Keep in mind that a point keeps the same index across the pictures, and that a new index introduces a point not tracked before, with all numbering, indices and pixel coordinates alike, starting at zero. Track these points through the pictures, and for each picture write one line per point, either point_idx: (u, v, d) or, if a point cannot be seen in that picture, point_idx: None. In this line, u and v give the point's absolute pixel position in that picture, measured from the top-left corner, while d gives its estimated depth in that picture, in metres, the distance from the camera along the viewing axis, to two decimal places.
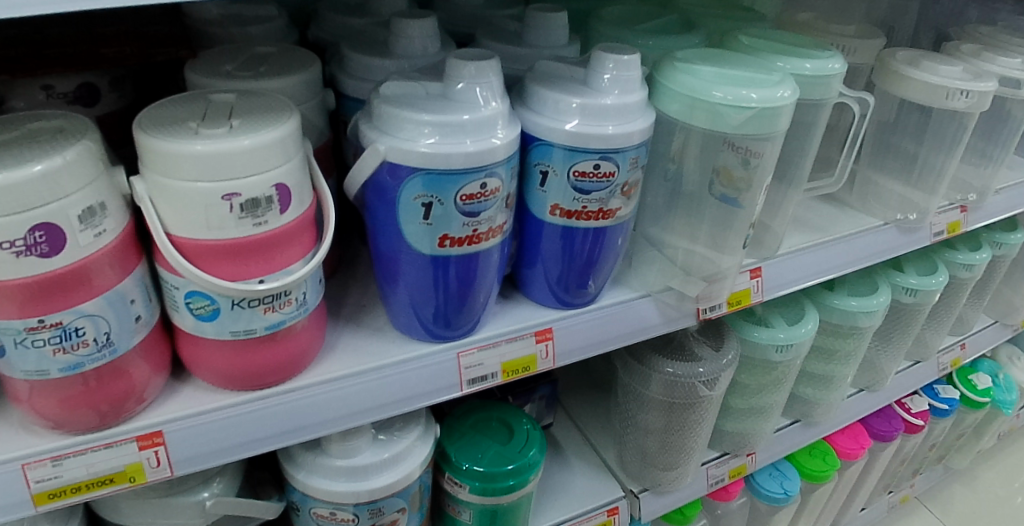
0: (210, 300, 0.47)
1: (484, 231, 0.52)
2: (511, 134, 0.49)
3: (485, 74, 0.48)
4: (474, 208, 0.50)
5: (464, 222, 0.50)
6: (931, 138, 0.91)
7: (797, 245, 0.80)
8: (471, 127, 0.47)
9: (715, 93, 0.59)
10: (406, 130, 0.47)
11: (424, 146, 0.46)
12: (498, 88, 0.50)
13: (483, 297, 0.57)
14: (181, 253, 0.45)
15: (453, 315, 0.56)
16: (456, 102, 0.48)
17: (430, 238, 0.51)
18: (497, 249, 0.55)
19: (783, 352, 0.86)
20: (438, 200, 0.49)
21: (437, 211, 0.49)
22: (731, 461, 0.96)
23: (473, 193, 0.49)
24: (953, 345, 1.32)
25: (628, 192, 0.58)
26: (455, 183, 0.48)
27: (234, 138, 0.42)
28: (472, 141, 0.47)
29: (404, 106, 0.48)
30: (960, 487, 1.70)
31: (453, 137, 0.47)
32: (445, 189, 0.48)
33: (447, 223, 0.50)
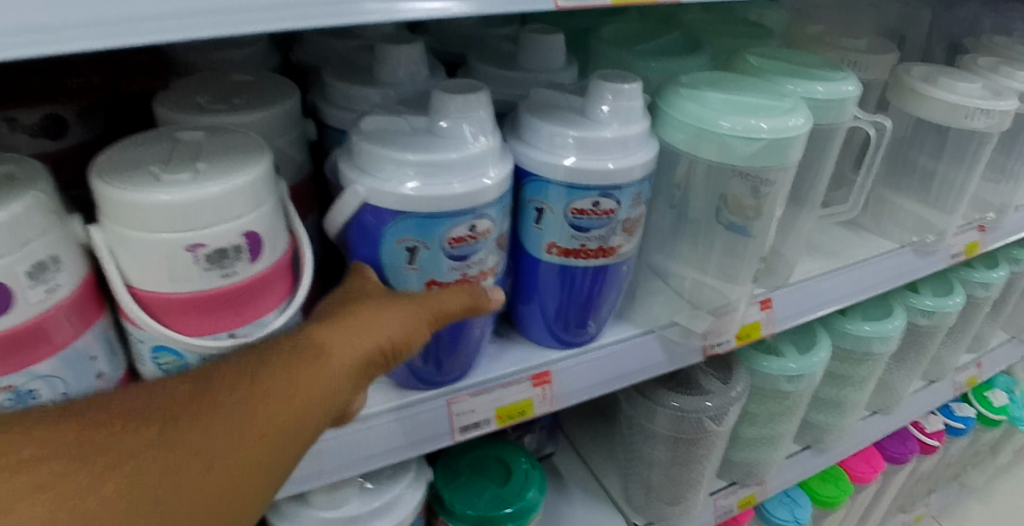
0: (177, 356, 0.43)
1: (476, 274, 0.48)
2: (505, 172, 0.46)
3: (473, 108, 0.45)
4: (463, 251, 0.46)
5: (452, 266, 0.47)
6: (949, 156, 0.87)
7: (809, 272, 0.76)
8: (459, 168, 0.44)
9: (722, 123, 0.55)
10: (388, 171, 0.44)
11: (407, 189, 0.43)
12: (488, 122, 0.46)
13: (478, 330, 0.52)
14: (144, 308, 0.41)
15: (444, 361, 0.52)
16: (442, 139, 0.45)
17: (416, 283, 0.48)
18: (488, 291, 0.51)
19: (794, 382, 0.81)
20: (424, 245, 0.45)
21: (423, 255, 0.46)
22: (739, 491, 0.91)
23: (462, 236, 0.46)
24: (969, 364, 1.28)
25: (630, 228, 0.54)
26: (443, 227, 0.44)
27: (200, 186, 0.39)
28: (460, 182, 0.44)
29: (386, 143, 0.44)
30: (976, 504, 1.65)
31: (440, 179, 0.43)
32: (432, 233, 0.45)
33: (435, 267, 0.47)
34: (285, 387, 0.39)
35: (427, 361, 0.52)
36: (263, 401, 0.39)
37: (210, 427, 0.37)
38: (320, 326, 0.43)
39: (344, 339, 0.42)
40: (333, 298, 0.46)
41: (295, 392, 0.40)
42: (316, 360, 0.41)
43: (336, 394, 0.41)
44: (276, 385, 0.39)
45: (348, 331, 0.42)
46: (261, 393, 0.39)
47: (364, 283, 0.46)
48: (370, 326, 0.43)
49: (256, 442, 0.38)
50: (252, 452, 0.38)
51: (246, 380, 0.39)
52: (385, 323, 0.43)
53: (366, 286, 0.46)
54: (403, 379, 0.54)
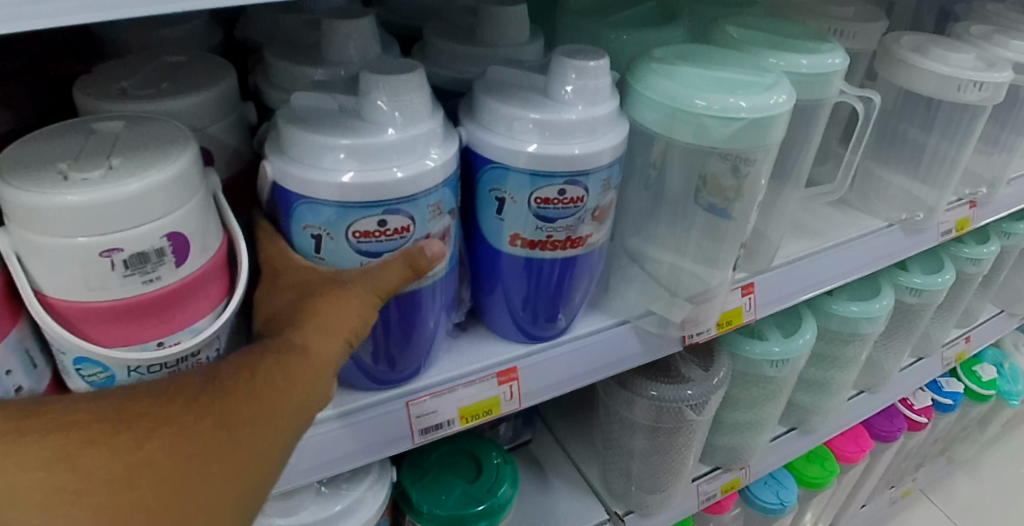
0: (101, 367, 0.40)
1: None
2: (448, 155, 0.42)
3: (410, 92, 0.41)
4: (373, 247, 0.42)
5: (361, 261, 0.43)
6: (940, 129, 0.83)
7: (793, 254, 0.72)
8: (397, 151, 0.40)
9: (698, 102, 0.51)
10: (320, 160, 0.40)
11: (340, 178, 0.39)
12: (427, 101, 0.42)
13: (432, 319, 0.49)
14: (59, 318, 0.38)
15: (392, 361, 0.49)
16: (374, 124, 0.41)
17: None
18: (441, 285, 0.47)
19: (777, 367, 0.78)
20: (328, 234, 0.42)
21: (329, 247, 0.42)
22: (723, 476, 0.89)
23: (368, 230, 0.41)
24: (959, 339, 1.26)
25: (600, 216, 0.50)
26: (344, 216, 0.41)
27: (115, 184, 0.35)
28: (403, 169, 0.40)
29: (317, 129, 0.40)
30: (963, 476, 1.65)
31: (379, 165, 0.40)
32: (334, 224, 0.41)
33: (347, 262, 0.43)
34: (278, 380, 0.35)
35: (375, 359, 0.49)
36: (270, 386, 0.35)
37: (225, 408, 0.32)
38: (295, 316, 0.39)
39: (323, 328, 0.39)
40: (286, 289, 0.41)
41: (296, 381, 0.36)
42: (305, 352, 0.37)
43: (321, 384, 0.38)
44: (281, 373, 0.35)
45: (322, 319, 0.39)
46: (267, 379, 0.35)
47: (305, 272, 0.42)
48: (345, 313, 0.40)
49: (256, 439, 0.34)
50: (265, 438, 0.34)
51: (247, 365, 0.35)
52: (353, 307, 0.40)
53: (313, 273, 0.42)
54: (361, 381, 0.50)
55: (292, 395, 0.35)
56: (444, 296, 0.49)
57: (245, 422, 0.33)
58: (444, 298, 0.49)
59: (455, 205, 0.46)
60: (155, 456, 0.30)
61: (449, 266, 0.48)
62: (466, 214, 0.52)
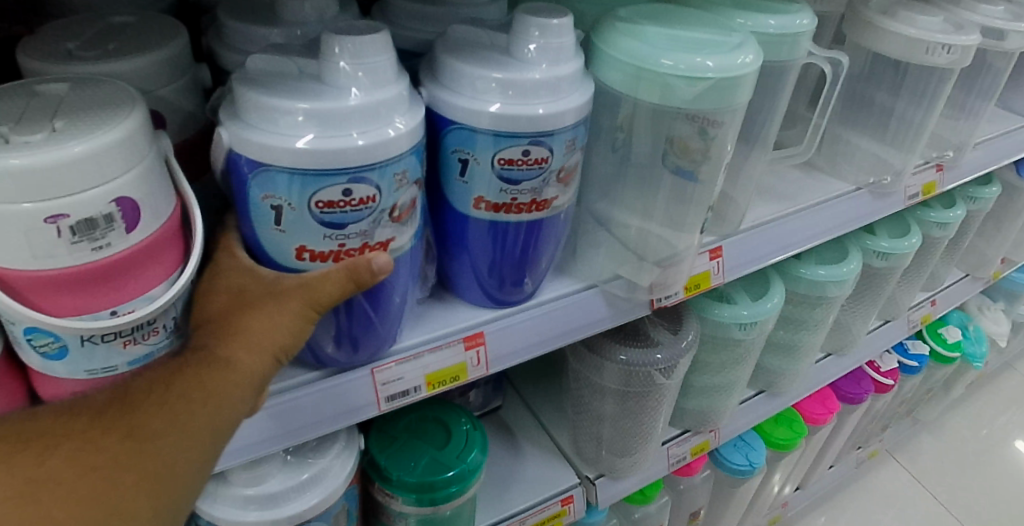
0: (53, 337, 0.39)
1: (355, 247, 0.42)
2: (416, 122, 0.41)
3: (370, 53, 0.39)
4: (336, 217, 0.41)
5: (325, 234, 0.41)
6: (908, 93, 0.84)
7: (761, 218, 0.73)
8: (360, 116, 0.39)
9: (664, 61, 0.51)
10: (281, 127, 0.38)
11: (302, 143, 0.38)
12: (393, 66, 0.41)
13: (397, 295, 0.48)
14: (5, 288, 0.36)
15: (359, 341, 0.49)
16: (330, 85, 0.40)
17: (288, 249, 0.42)
18: (406, 262, 0.47)
19: (746, 329, 0.79)
20: (288, 204, 0.40)
21: (288, 217, 0.40)
22: (692, 439, 0.90)
23: (330, 200, 0.40)
24: (924, 302, 1.29)
25: (565, 178, 0.50)
26: (306, 185, 0.39)
27: (58, 148, 0.34)
28: (369, 135, 0.39)
29: (276, 93, 0.39)
30: (928, 437, 1.71)
31: (345, 131, 0.39)
32: (294, 192, 0.39)
33: (307, 233, 0.41)
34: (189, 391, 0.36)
35: (342, 340, 0.48)
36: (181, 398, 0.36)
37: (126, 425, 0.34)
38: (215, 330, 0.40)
39: (245, 341, 0.39)
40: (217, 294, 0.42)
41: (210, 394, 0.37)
42: (220, 365, 0.38)
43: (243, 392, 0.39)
44: (191, 387, 0.37)
45: (246, 332, 0.40)
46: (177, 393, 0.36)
47: (246, 275, 0.42)
48: (269, 326, 0.40)
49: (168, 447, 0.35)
50: (178, 447, 0.35)
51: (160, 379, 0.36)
52: (278, 317, 0.40)
53: (252, 280, 0.42)
54: (329, 362, 0.50)
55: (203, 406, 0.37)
56: (408, 274, 0.48)
57: (151, 433, 0.34)
58: (410, 279, 0.49)
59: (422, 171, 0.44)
60: (58, 468, 0.32)
61: (413, 243, 0.47)
62: (431, 180, 0.51)
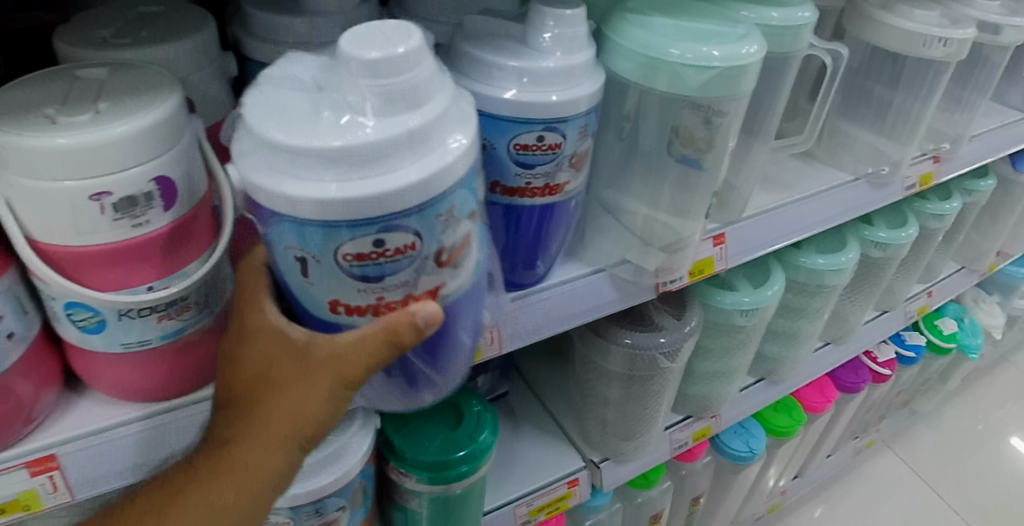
0: (93, 311, 0.40)
1: (396, 299, 0.38)
2: (463, 149, 0.36)
3: (402, 70, 0.33)
4: (370, 270, 0.35)
5: (359, 288, 0.36)
6: (905, 86, 0.86)
7: (763, 207, 0.75)
8: (393, 151, 0.33)
9: (671, 51, 0.53)
10: (306, 169, 0.33)
11: (331, 191, 0.32)
12: (428, 83, 0.35)
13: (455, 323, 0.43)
14: (50, 263, 0.38)
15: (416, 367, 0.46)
16: (358, 110, 0.34)
17: (319, 300, 0.38)
18: (469, 296, 0.43)
19: (748, 316, 0.81)
20: (313, 257, 0.35)
21: (315, 271, 0.35)
22: (694, 424, 0.92)
23: (362, 253, 0.34)
24: (921, 293, 1.31)
25: (577, 163, 0.52)
26: (333, 237, 0.34)
27: (102, 128, 0.36)
28: (412, 170, 0.33)
29: (294, 131, 0.33)
30: (924, 428, 1.74)
31: (379, 170, 0.33)
32: (320, 247, 0.34)
33: (338, 287, 0.36)
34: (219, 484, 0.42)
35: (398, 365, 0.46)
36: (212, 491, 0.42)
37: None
38: (244, 416, 0.42)
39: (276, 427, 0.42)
40: (251, 355, 0.41)
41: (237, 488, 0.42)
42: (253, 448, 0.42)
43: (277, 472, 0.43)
44: (222, 479, 0.42)
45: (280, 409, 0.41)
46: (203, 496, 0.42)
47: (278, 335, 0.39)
48: (301, 410, 0.41)
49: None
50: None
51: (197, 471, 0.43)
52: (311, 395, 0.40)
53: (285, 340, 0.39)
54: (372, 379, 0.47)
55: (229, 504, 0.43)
56: (471, 309, 0.45)
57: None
58: (473, 313, 0.45)
59: (473, 203, 0.38)
60: None
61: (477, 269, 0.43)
62: None
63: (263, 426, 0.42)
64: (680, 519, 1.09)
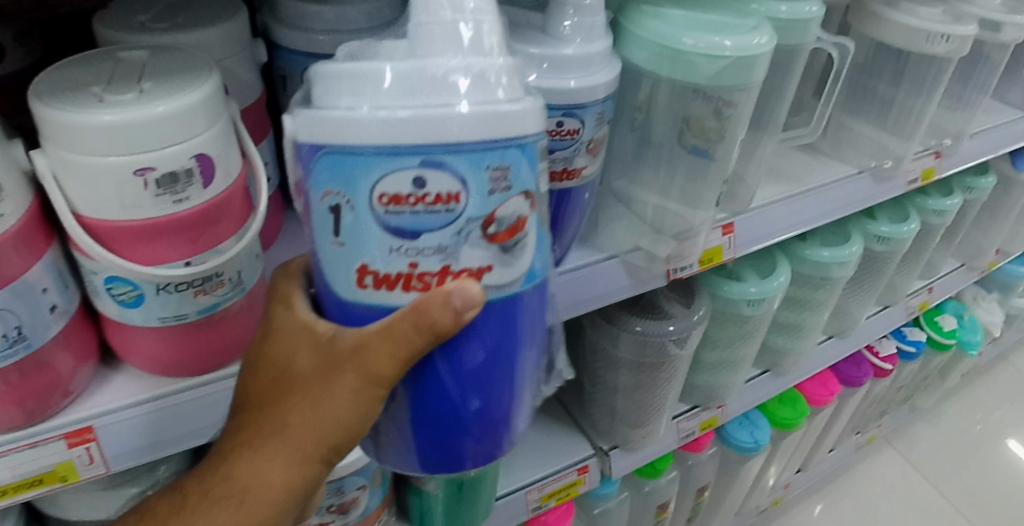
0: (132, 285, 0.42)
1: (432, 271, 0.35)
2: (529, 106, 0.34)
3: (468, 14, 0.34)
4: (405, 221, 0.34)
5: (391, 245, 0.34)
6: (907, 83, 0.88)
7: (770, 197, 0.77)
8: (449, 86, 0.33)
9: (685, 40, 0.55)
10: (360, 96, 0.33)
11: (379, 114, 0.32)
12: (495, 36, 0.35)
13: (513, 331, 0.38)
14: (94, 237, 0.40)
15: (468, 404, 0.40)
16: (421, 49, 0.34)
17: (347, 269, 0.36)
18: (527, 309, 0.39)
19: (754, 306, 0.81)
20: (348, 202, 0.34)
21: (347, 220, 0.34)
22: (701, 414, 0.93)
23: (397, 195, 0.33)
24: (923, 289, 1.32)
25: (594, 149, 0.54)
26: (371, 171, 0.33)
27: (147, 106, 0.37)
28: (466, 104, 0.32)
29: (356, 64, 0.34)
30: (925, 425, 1.75)
31: (430, 99, 0.32)
32: (357, 186, 0.33)
33: (369, 244, 0.34)
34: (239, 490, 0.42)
35: (448, 399, 0.39)
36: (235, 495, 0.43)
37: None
38: (261, 423, 0.42)
39: (287, 439, 0.41)
40: (270, 359, 0.42)
41: (245, 509, 0.42)
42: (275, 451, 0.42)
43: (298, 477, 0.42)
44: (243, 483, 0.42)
45: (302, 411, 0.41)
46: (214, 513, 0.43)
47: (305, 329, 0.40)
48: (313, 419, 0.40)
49: None
50: None
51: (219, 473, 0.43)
52: (333, 396, 0.39)
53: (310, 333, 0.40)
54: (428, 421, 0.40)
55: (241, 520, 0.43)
56: (529, 329, 0.40)
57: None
58: (532, 335, 0.40)
59: (531, 185, 0.36)
60: None
61: (535, 279, 0.38)
62: None
63: (274, 438, 0.42)
64: (686, 510, 1.10)
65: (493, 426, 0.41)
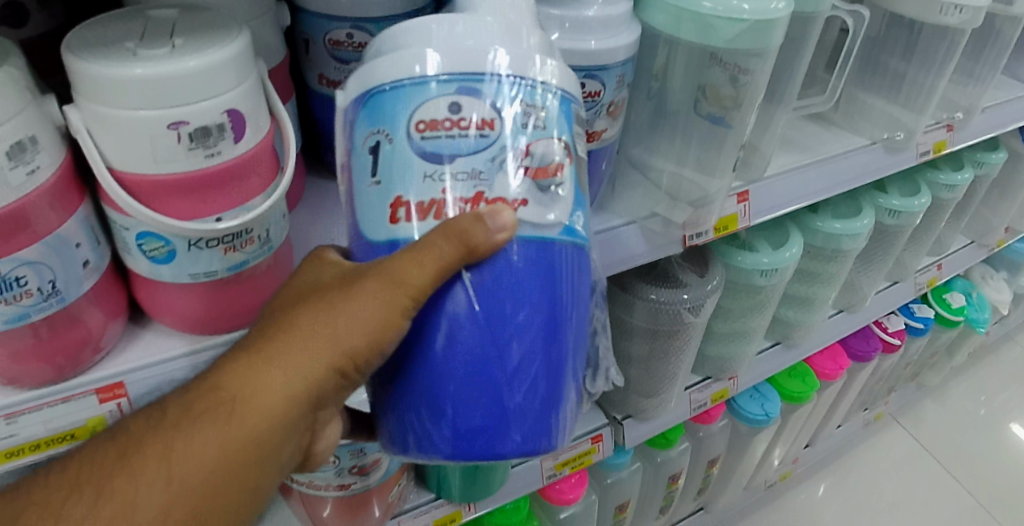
0: (163, 241, 0.43)
1: (465, 197, 0.38)
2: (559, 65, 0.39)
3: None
4: (439, 145, 0.37)
5: (425, 172, 0.37)
6: (919, 57, 0.89)
7: (785, 166, 0.77)
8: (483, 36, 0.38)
9: (704, 3, 0.55)
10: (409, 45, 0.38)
11: (425, 51, 0.37)
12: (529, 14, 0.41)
13: (556, 282, 0.39)
14: (126, 190, 0.41)
15: (498, 351, 0.39)
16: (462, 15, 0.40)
17: (381, 204, 0.38)
18: (564, 264, 0.39)
19: (767, 276, 0.82)
20: (387, 136, 0.38)
21: (386, 151, 0.38)
22: (713, 385, 0.94)
23: (434, 121, 0.37)
24: (932, 266, 1.33)
25: (614, 112, 0.54)
26: (411, 102, 0.37)
27: (178, 60, 0.38)
28: (503, 50, 0.38)
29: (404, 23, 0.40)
30: (932, 403, 1.76)
31: (470, 42, 0.38)
32: (397, 118, 0.38)
33: (405, 174, 0.38)
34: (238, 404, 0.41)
35: (477, 340, 0.38)
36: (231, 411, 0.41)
37: (152, 460, 0.40)
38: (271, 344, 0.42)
39: (291, 350, 0.41)
40: (295, 291, 0.44)
41: (241, 426, 0.41)
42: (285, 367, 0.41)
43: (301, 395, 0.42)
44: (244, 398, 0.41)
45: (318, 329, 0.41)
46: (202, 426, 0.41)
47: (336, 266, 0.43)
48: (329, 333, 0.41)
49: (214, 457, 0.41)
50: (221, 457, 0.41)
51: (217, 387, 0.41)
52: (353, 310, 0.40)
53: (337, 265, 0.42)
54: (465, 378, 0.39)
55: (229, 436, 0.41)
56: (572, 296, 0.40)
57: (188, 448, 0.41)
58: (574, 300, 0.41)
59: (566, 137, 0.40)
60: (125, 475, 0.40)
61: (574, 237, 0.40)
62: None
63: (286, 355, 0.41)
64: (696, 481, 1.12)
65: (525, 385, 0.40)
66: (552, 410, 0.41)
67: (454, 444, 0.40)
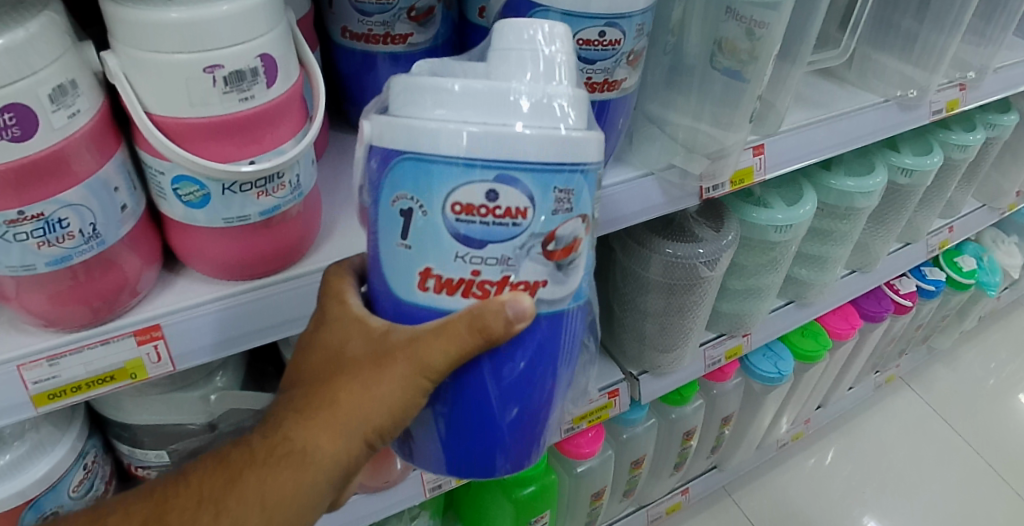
0: (198, 185, 0.44)
1: (492, 280, 0.39)
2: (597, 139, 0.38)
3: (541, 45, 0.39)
4: (474, 228, 0.37)
5: (457, 252, 0.38)
6: (932, 16, 0.89)
7: (798, 122, 0.78)
8: (523, 107, 0.36)
9: None
10: (445, 105, 0.37)
11: (463, 124, 0.36)
12: (568, 70, 0.40)
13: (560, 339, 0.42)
14: (164, 135, 0.42)
15: (504, 403, 0.43)
16: (499, 71, 0.38)
17: (411, 266, 0.39)
18: (568, 327, 0.43)
19: (782, 232, 0.82)
20: (421, 207, 0.38)
21: (419, 222, 0.38)
22: (728, 342, 0.95)
23: (472, 205, 0.37)
24: (943, 228, 1.33)
25: (633, 61, 0.55)
26: (447, 180, 0.37)
27: (211, 4, 0.39)
28: (526, 125, 0.36)
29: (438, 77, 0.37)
30: (942, 368, 1.78)
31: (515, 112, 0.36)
32: (434, 192, 0.37)
33: (437, 251, 0.38)
34: (300, 461, 0.42)
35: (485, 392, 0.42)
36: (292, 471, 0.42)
37: (236, 510, 0.42)
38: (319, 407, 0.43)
39: (339, 417, 0.42)
40: (325, 345, 0.45)
41: (299, 483, 0.43)
42: (332, 432, 0.42)
43: (347, 457, 0.43)
44: (302, 458, 0.42)
45: (354, 398, 0.42)
46: (275, 477, 0.43)
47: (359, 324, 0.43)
48: (363, 404, 0.42)
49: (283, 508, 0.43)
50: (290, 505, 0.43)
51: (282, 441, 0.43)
52: (384, 388, 0.41)
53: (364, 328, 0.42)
54: (472, 421, 0.43)
55: (294, 491, 0.43)
56: (569, 348, 0.44)
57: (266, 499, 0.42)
58: (570, 350, 0.44)
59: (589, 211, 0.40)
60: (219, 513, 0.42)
61: (580, 299, 0.43)
62: None
63: (332, 419, 0.43)
64: (710, 438, 1.14)
65: (522, 426, 0.44)
66: (541, 436, 0.46)
67: (457, 469, 0.45)
